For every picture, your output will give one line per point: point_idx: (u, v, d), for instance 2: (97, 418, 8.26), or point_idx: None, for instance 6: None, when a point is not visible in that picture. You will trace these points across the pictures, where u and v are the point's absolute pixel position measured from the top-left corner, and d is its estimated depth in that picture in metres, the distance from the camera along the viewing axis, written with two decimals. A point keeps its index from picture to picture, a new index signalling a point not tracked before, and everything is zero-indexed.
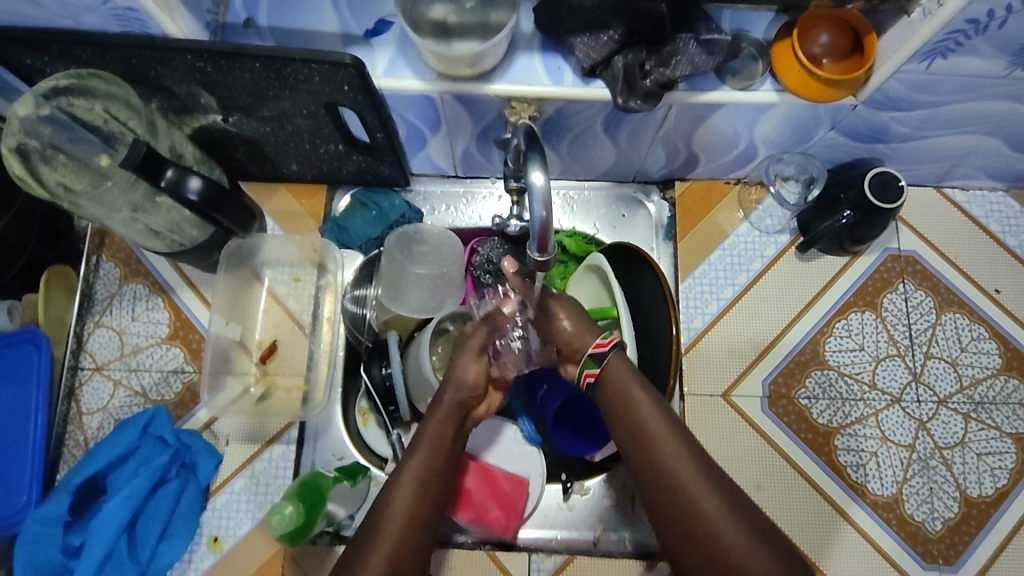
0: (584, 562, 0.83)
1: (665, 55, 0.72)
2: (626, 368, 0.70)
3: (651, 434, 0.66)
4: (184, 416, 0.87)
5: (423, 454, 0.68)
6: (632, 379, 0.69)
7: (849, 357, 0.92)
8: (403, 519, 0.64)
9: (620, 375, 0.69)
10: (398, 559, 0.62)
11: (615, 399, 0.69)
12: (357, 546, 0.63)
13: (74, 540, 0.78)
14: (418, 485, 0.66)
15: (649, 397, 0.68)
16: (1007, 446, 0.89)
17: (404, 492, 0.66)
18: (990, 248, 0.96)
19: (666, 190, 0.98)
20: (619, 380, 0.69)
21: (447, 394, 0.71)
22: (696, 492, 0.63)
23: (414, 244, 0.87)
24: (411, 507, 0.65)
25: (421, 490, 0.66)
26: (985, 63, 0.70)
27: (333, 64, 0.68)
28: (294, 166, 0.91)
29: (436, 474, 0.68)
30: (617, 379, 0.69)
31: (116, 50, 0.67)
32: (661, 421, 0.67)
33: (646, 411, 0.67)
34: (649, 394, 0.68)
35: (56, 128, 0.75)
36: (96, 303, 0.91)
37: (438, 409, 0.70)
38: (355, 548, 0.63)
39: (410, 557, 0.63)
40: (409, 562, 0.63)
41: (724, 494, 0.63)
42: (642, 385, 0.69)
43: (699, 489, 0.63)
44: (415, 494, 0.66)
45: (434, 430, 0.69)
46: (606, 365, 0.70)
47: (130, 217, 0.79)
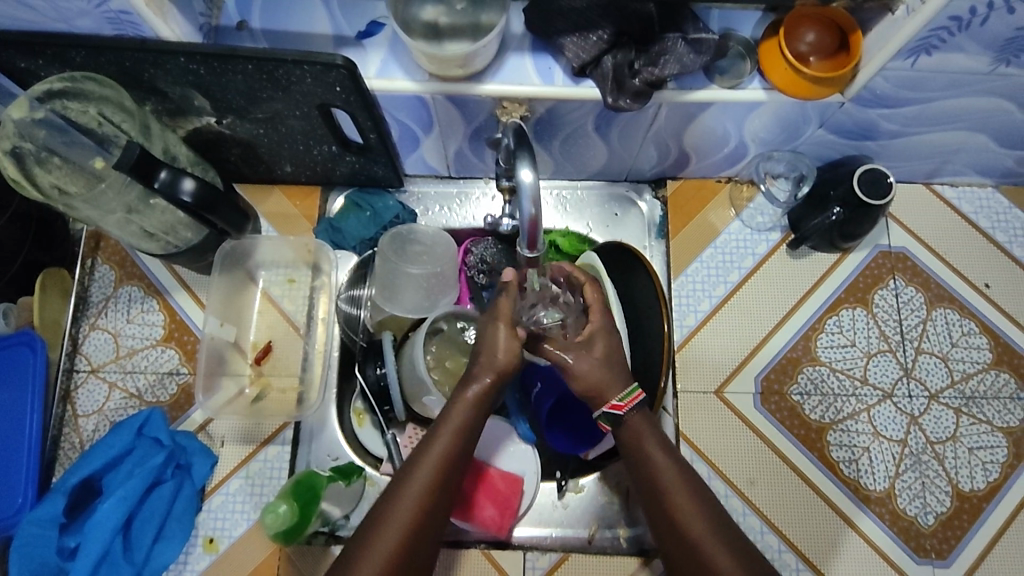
0: (576, 560, 0.84)
1: (653, 55, 0.73)
2: (647, 425, 0.71)
3: (669, 492, 0.67)
4: (179, 418, 0.88)
5: (441, 445, 0.67)
6: (652, 436, 0.70)
7: (841, 353, 0.92)
8: (414, 506, 0.64)
9: (639, 432, 0.70)
10: (404, 546, 0.63)
11: (634, 455, 0.70)
12: (365, 531, 0.64)
13: (70, 542, 0.78)
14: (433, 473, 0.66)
15: (669, 455, 0.69)
16: (998, 440, 0.90)
17: (418, 479, 0.65)
18: (979, 244, 0.97)
19: (658, 189, 0.99)
20: (637, 438, 0.70)
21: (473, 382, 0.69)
22: (714, 553, 0.64)
23: (408, 245, 0.88)
24: (422, 495, 0.65)
25: (433, 482, 0.66)
26: (970, 59, 0.71)
27: (325, 65, 0.69)
28: (289, 168, 0.91)
29: (451, 465, 0.67)
30: (637, 437, 0.70)
31: (110, 53, 0.68)
32: (680, 481, 0.67)
33: (665, 470, 0.68)
34: (668, 452, 0.69)
35: (50, 131, 0.75)
36: (91, 305, 0.91)
37: (460, 401, 0.69)
38: (362, 533, 0.64)
39: (417, 545, 0.64)
40: (415, 549, 0.64)
41: (745, 553, 0.64)
42: (662, 443, 0.70)
43: (718, 550, 0.64)
44: (428, 483, 0.65)
45: (454, 420, 0.68)
46: (626, 423, 0.70)
47: (125, 219, 0.80)
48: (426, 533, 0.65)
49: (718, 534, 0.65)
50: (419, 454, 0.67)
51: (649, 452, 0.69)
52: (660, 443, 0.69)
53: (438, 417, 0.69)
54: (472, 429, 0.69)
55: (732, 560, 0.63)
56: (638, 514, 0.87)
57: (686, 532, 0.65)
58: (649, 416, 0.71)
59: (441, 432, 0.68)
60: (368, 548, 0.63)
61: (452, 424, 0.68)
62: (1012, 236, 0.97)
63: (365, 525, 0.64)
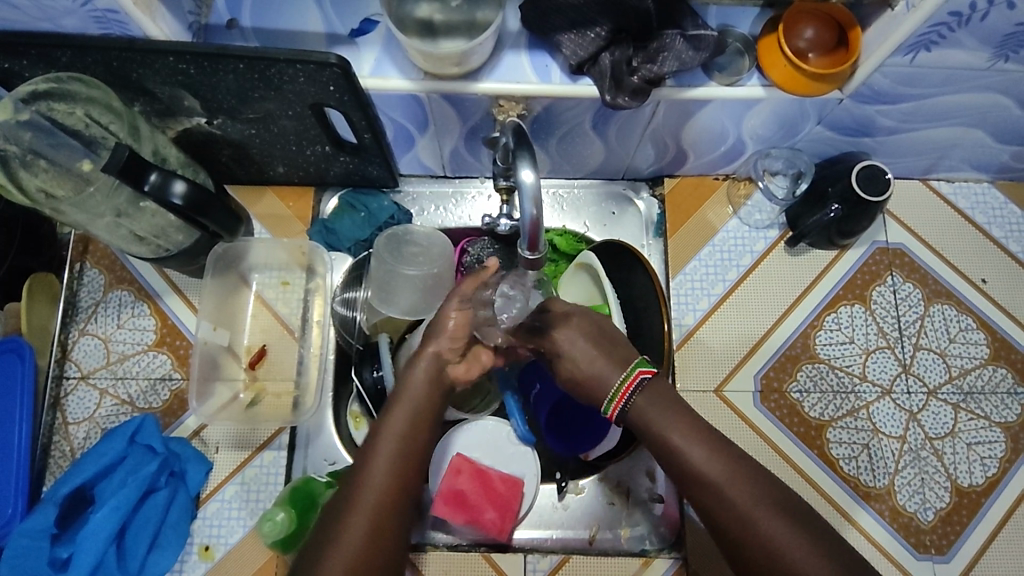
0: (577, 561, 0.84)
1: (652, 52, 0.72)
2: (651, 403, 0.66)
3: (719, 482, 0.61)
4: (172, 424, 0.86)
5: (402, 417, 0.66)
6: (661, 410, 0.65)
7: (840, 350, 0.92)
8: (385, 482, 0.62)
9: (649, 417, 0.65)
10: (377, 523, 0.60)
11: (654, 441, 0.65)
12: (338, 510, 0.61)
13: (62, 553, 0.77)
14: (395, 446, 0.64)
15: (699, 442, 0.63)
16: (997, 435, 0.90)
17: (384, 451, 0.64)
18: (976, 239, 0.97)
19: (655, 188, 0.98)
20: (646, 418, 0.66)
21: (423, 355, 0.70)
22: (739, 499, 0.60)
23: (404, 246, 0.86)
24: (391, 467, 0.63)
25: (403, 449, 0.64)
26: (969, 55, 0.71)
27: (318, 64, 0.67)
28: (281, 168, 0.90)
29: (413, 433, 0.66)
30: (645, 415, 0.66)
31: (97, 53, 0.66)
32: (710, 455, 0.62)
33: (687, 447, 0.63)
34: (679, 418, 0.65)
35: (36, 133, 0.72)
36: (80, 311, 0.90)
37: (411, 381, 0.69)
38: (330, 517, 0.61)
39: (396, 515, 0.61)
40: (396, 517, 0.61)
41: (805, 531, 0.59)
42: (671, 412, 0.65)
43: (763, 517, 0.59)
44: (399, 446, 0.64)
45: (411, 396, 0.68)
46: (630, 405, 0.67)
47: (113, 223, 0.78)
48: (404, 497, 0.62)
49: (776, 514, 0.59)
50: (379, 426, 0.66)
51: (678, 443, 0.63)
52: (668, 412, 0.65)
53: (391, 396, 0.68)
54: (430, 400, 0.68)
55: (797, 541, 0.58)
56: (640, 514, 0.86)
57: (741, 520, 0.59)
58: (655, 393, 0.67)
59: (398, 408, 0.67)
60: (341, 528, 0.60)
61: (406, 402, 0.67)
62: (1008, 232, 0.97)
63: (334, 509, 0.62)
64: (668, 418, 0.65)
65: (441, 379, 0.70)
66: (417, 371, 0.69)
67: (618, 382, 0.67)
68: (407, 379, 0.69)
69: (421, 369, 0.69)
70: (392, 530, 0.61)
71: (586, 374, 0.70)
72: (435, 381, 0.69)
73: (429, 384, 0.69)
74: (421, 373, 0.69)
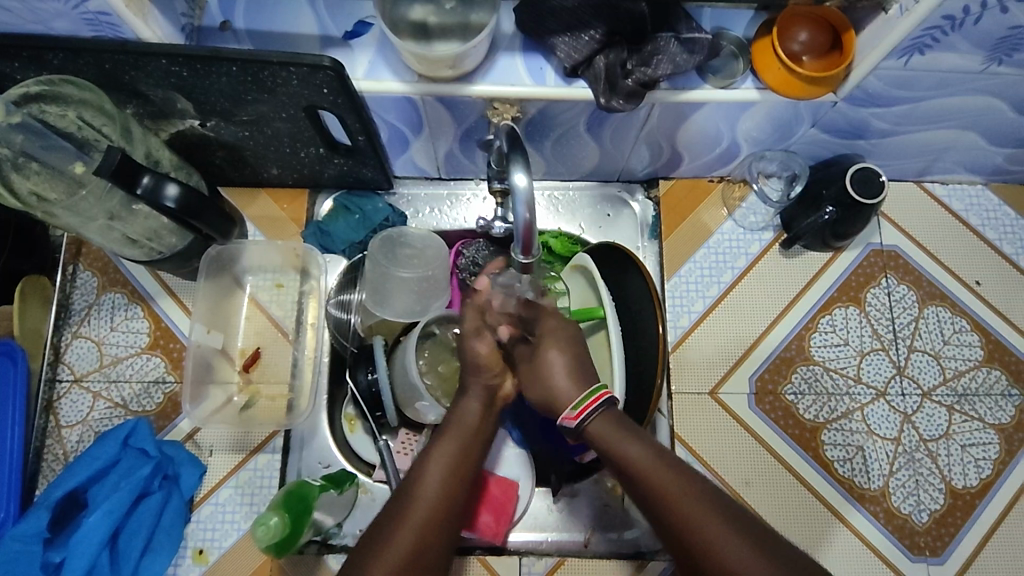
0: (573, 564, 0.83)
1: (646, 55, 0.72)
2: (611, 425, 0.66)
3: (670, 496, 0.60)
4: (166, 428, 0.86)
5: (455, 442, 0.68)
6: (619, 432, 0.65)
7: (834, 352, 0.92)
8: (435, 496, 0.63)
9: (608, 439, 0.65)
10: (428, 530, 0.61)
11: (614, 462, 0.64)
12: (388, 518, 0.62)
13: (55, 557, 0.76)
14: (449, 464, 0.66)
15: (658, 461, 0.62)
16: (991, 437, 0.90)
17: (436, 469, 0.65)
18: (970, 241, 0.97)
19: (649, 190, 0.98)
20: (606, 440, 0.65)
21: (472, 387, 0.72)
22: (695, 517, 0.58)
23: (398, 248, 0.86)
24: (444, 481, 0.64)
25: (455, 470, 0.66)
26: (962, 58, 0.71)
27: (312, 66, 0.67)
28: (275, 170, 0.90)
29: (464, 458, 0.67)
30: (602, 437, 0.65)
31: (88, 55, 0.66)
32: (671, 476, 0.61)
33: (645, 466, 0.62)
34: (640, 439, 0.64)
35: (28, 136, 0.72)
36: (73, 314, 0.89)
37: (464, 412, 0.70)
38: (381, 524, 0.62)
39: (441, 533, 0.62)
40: (441, 533, 0.62)
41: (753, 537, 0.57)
42: (631, 435, 0.65)
43: (721, 537, 0.57)
44: (450, 466, 0.66)
45: (464, 424, 0.69)
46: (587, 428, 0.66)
47: (106, 225, 0.78)
48: (450, 517, 0.63)
49: (722, 522, 0.57)
50: (431, 446, 0.67)
51: (635, 459, 0.63)
52: (628, 435, 0.65)
53: (446, 419, 0.70)
54: (481, 435, 0.70)
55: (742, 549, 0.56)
56: (636, 516, 0.86)
57: (689, 529, 0.58)
58: (616, 417, 0.67)
59: (452, 430, 0.69)
60: (390, 533, 0.60)
61: (458, 429, 0.69)
62: (1002, 234, 0.98)
63: (386, 514, 0.62)
64: (628, 441, 0.64)
65: (489, 407, 0.72)
66: (472, 405, 0.71)
67: (581, 398, 0.67)
68: (462, 406, 0.71)
69: (475, 404, 0.71)
70: (438, 541, 0.62)
71: (580, 376, 0.70)
72: (484, 408, 0.72)
73: (482, 412, 0.71)
74: (475, 408, 0.71)
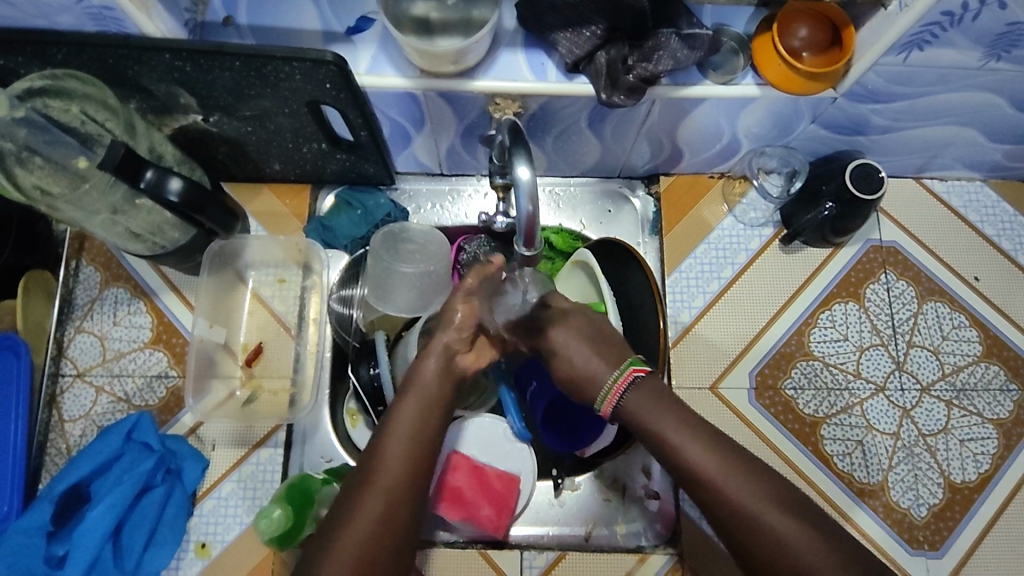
0: (573, 559, 0.84)
1: (647, 51, 0.72)
2: (646, 398, 0.67)
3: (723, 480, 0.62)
4: (169, 422, 0.86)
5: (412, 406, 0.68)
6: (655, 405, 0.67)
7: (833, 347, 0.93)
8: (398, 466, 0.64)
9: (644, 411, 0.66)
10: (389, 509, 0.61)
11: (650, 435, 0.66)
12: (351, 491, 0.63)
13: (58, 550, 0.77)
14: (408, 434, 0.66)
15: (696, 435, 0.64)
16: (989, 432, 0.91)
17: (395, 440, 0.65)
18: (968, 237, 0.98)
19: (650, 186, 0.98)
20: (641, 414, 0.67)
21: (432, 349, 0.71)
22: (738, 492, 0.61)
23: (400, 243, 0.86)
24: (404, 450, 0.65)
25: (415, 436, 0.66)
26: (961, 54, 0.71)
27: (314, 61, 0.67)
28: (277, 165, 0.90)
29: (423, 423, 0.67)
30: (637, 410, 0.67)
31: (92, 50, 0.66)
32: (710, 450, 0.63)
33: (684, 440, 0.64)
34: (676, 411, 0.66)
35: (31, 130, 0.70)
36: (76, 308, 0.90)
37: (420, 375, 0.70)
38: (345, 499, 0.62)
39: (408, 503, 0.63)
40: (407, 503, 0.62)
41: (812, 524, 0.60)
42: (665, 406, 0.67)
43: (766, 509, 0.60)
44: (409, 435, 0.66)
45: (422, 387, 0.69)
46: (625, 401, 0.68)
47: (109, 220, 0.78)
48: (415, 487, 0.64)
49: (774, 502, 0.60)
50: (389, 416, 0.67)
51: (671, 434, 0.65)
52: (663, 407, 0.66)
53: (404, 386, 0.70)
54: (439, 398, 0.70)
55: (810, 537, 0.58)
56: (636, 510, 0.87)
57: (734, 502, 0.61)
58: (649, 390, 0.68)
59: (409, 398, 0.69)
60: (355, 508, 0.61)
61: (415, 395, 0.69)
62: (1001, 230, 0.98)
63: (347, 492, 0.63)
64: (664, 414, 0.66)
65: (450, 369, 0.71)
66: (427, 368, 0.70)
67: (615, 375, 0.69)
68: (418, 369, 0.70)
69: (431, 366, 0.71)
70: (402, 517, 0.62)
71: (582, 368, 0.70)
72: (446, 372, 0.71)
73: (440, 374, 0.71)
74: (431, 370, 0.70)
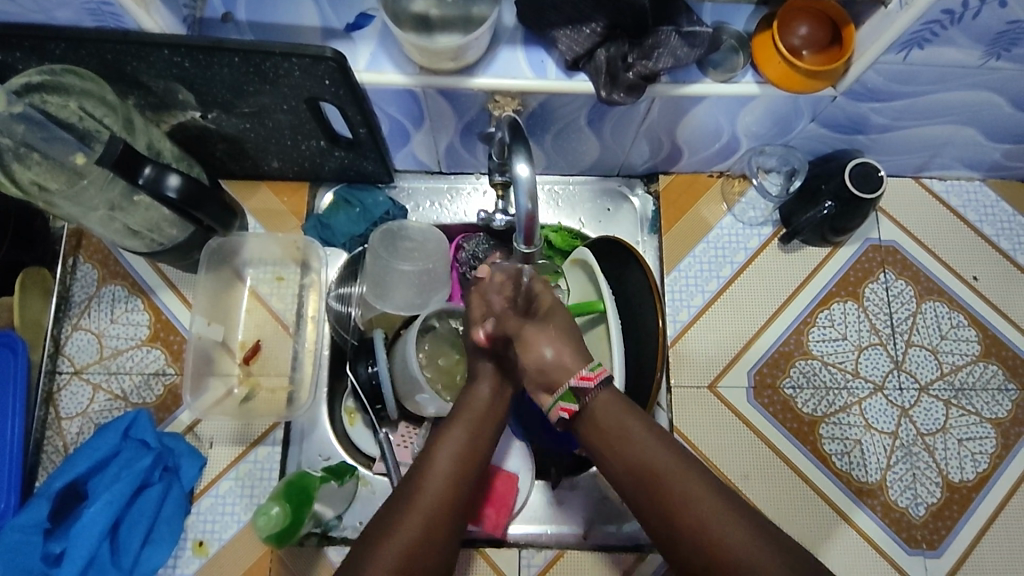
0: (571, 557, 0.84)
1: (647, 48, 0.72)
2: (612, 406, 0.67)
3: (680, 493, 0.60)
4: (166, 419, 0.86)
5: (464, 426, 0.69)
6: (620, 413, 0.66)
7: (832, 346, 0.93)
8: (446, 480, 0.64)
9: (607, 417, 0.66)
10: (434, 522, 0.61)
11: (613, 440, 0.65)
12: (399, 500, 0.63)
13: (55, 548, 0.76)
14: (456, 451, 0.67)
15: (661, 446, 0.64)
16: (987, 431, 0.91)
17: (446, 455, 0.66)
18: (967, 237, 0.98)
19: (649, 184, 0.98)
20: (607, 420, 0.66)
21: (484, 371, 0.73)
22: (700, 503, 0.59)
23: (399, 241, 0.86)
24: (454, 466, 0.65)
25: (466, 454, 0.67)
26: (961, 53, 0.71)
27: (314, 57, 0.67)
28: (276, 163, 0.90)
29: (475, 444, 0.68)
30: (602, 417, 0.66)
31: (90, 45, 0.66)
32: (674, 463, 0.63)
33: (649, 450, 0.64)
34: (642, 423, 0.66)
35: (29, 126, 0.71)
36: (73, 306, 0.89)
37: (473, 398, 0.71)
38: (391, 507, 0.62)
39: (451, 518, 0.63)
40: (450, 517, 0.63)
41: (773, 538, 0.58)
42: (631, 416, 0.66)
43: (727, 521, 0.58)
44: (460, 452, 0.67)
45: (473, 409, 0.70)
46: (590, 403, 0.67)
47: (107, 216, 0.78)
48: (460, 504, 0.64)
49: (736, 518, 0.58)
50: (441, 433, 0.68)
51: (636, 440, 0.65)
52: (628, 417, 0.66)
53: (457, 407, 0.71)
54: (489, 422, 0.71)
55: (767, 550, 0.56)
56: None
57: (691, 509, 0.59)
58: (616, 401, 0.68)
59: (461, 418, 0.70)
60: (403, 514, 0.61)
61: (467, 416, 0.70)
62: (1000, 230, 0.98)
63: (394, 501, 0.63)
64: (630, 424, 0.66)
65: (501, 394, 0.72)
66: (480, 391, 0.72)
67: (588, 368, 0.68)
68: (472, 391, 0.72)
69: (484, 389, 0.72)
70: (445, 530, 0.62)
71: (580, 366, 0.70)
72: (495, 396, 0.72)
73: (492, 398, 0.72)
74: (485, 393, 0.72)
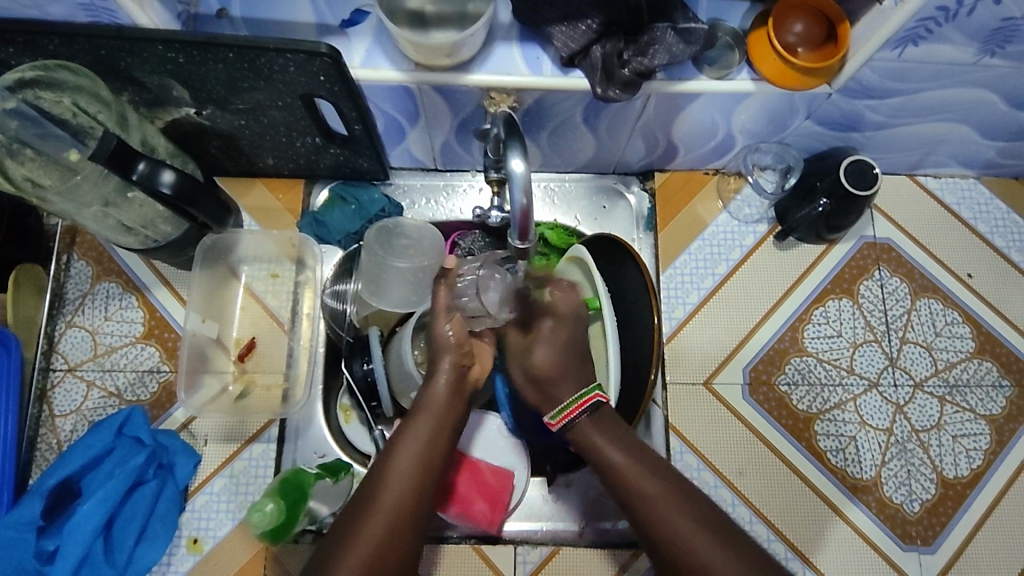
0: (567, 554, 0.84)
1: (642, 45, 0.71)
2: (594, 427, 0.69)
3: (659, 517, 0.63)
4: (160, 417, 0.86)
5: (423, 427, 0.66)
6: (601, 437, 0.68)
7: (828, 343, 0.93)
8: (402, 491, 0.62)
9: (590, 439, 0.69)
10: (390, 536, 0.61)
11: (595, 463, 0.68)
12: (353, 514, 0.62)
13: (49, 545, 0.76)
14: (416, 455, 0.65)
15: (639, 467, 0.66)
16: (982, 428, 0.91)
17: (402, 460, 0.64)
18: (962, 234, 0.98)
19: (645, 181, 0.98)
20: (588, 441, 0.69)
21: (443, 364, 0.69)
22: (679, 522, 0.63)
23: (395, 238, 0.85)
24: (412, 474, 0.64)
25: (423, 459, 0.65)
26: (957, 50, 0.71)
27: (309, 53, 0.67)
28: (271, 159, 0.89)
29: (433, 448, 0.66)
30: (587, 437, 0.69)
31: (85, 41, 0.66)
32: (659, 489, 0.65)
33: (626, 466, 0.67)
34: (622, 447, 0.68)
35: (22, 122, 0.72)
36: (67, 302, 0.89)
37: (432, 393, 0.68)
38: (348, 517, 0.62)
39: (408, 529, 0.62)
40: (409, 529, 0.62)
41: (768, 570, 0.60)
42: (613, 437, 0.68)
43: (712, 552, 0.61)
44: (417, 457, 0.65)
45: (434, 404, 0.68)
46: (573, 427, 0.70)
47: (100, 212, 0.78)
48: (417, 517, 0.63)
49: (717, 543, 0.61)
50: (399, 436, 0.66)
51: (615, 463, 0.67)
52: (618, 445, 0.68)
53: (415, 406, 0.68)
54: (448, 419, 0.68)
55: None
56: None
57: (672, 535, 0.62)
58: (602, 418, 0.70)
59: (418, 418, 0.67)
60: (358, 527, 0.60)
61: (427, 416, 0.67)
62: (994, 227, 0.98)
63: (349, 514, 0.62)
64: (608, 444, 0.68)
65: (459, 386, 0.70)
66: (438, 386, 0.68)
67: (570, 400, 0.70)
68: (430, 383, 0.69)
69: (442, 385, 0.69)
70: (405, 541, 0.61)
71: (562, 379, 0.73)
72: (455, 387, 0.69)
73: (452, 393, 0.69)
74: (442, 389, 0.68)
